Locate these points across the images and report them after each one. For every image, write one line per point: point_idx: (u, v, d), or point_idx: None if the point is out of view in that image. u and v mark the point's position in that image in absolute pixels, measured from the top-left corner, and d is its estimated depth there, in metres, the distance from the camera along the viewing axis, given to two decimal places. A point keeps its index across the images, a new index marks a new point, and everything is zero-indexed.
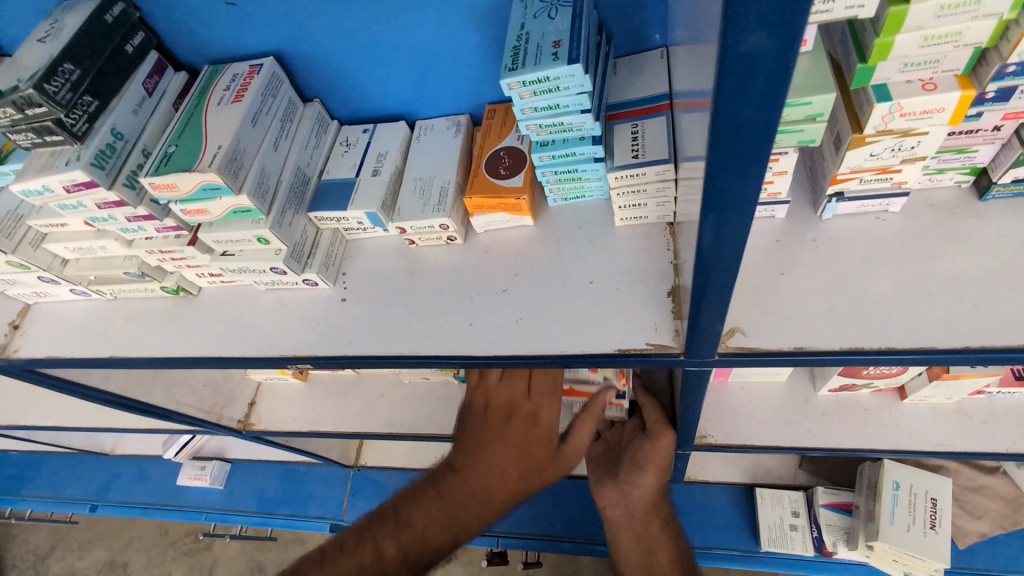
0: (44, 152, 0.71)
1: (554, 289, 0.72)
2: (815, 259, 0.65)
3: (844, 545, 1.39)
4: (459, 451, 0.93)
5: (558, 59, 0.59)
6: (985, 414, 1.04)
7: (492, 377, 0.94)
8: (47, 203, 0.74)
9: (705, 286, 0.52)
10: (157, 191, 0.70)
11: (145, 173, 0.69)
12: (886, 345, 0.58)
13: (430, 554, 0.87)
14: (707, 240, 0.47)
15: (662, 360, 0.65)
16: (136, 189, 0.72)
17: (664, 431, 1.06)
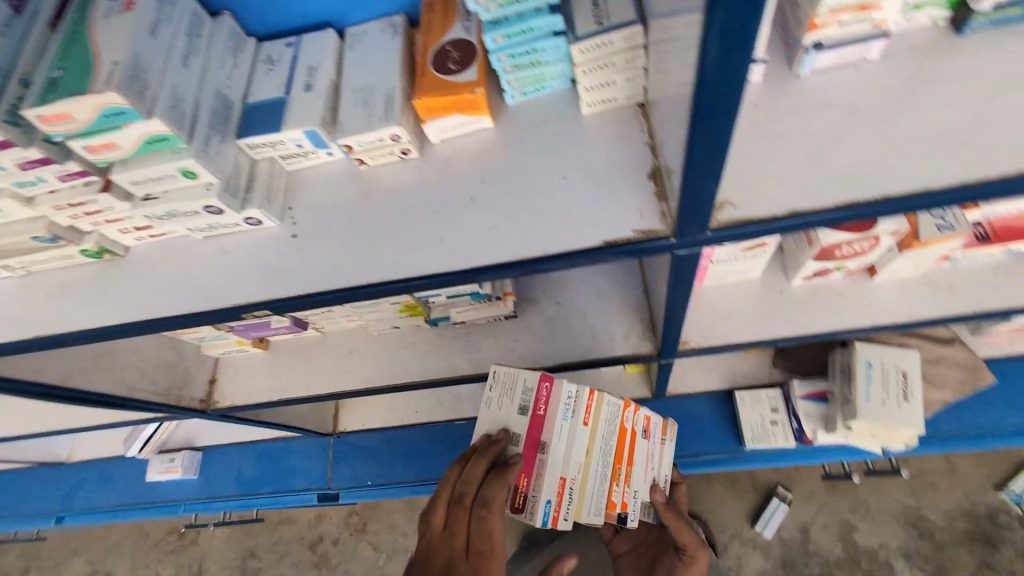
0: None
1: (526, 190, 0.66)
2: (795, 119, 0.62)
3: (822, 430, 1.46)
4: None
5: None
6: (949, 281, 1.08)
7: (433, 529, 0.96)
8: None
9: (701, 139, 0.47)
10: (47, 125, 0.59)
11: (27, 104, 0.57)
12: (883, 193, 0.55)
13: None
14: (704, 82, 0.42)
15: (652, 247, 0.61)
16: (23, 128, 0.61)
17: (701, 551, 1.25)
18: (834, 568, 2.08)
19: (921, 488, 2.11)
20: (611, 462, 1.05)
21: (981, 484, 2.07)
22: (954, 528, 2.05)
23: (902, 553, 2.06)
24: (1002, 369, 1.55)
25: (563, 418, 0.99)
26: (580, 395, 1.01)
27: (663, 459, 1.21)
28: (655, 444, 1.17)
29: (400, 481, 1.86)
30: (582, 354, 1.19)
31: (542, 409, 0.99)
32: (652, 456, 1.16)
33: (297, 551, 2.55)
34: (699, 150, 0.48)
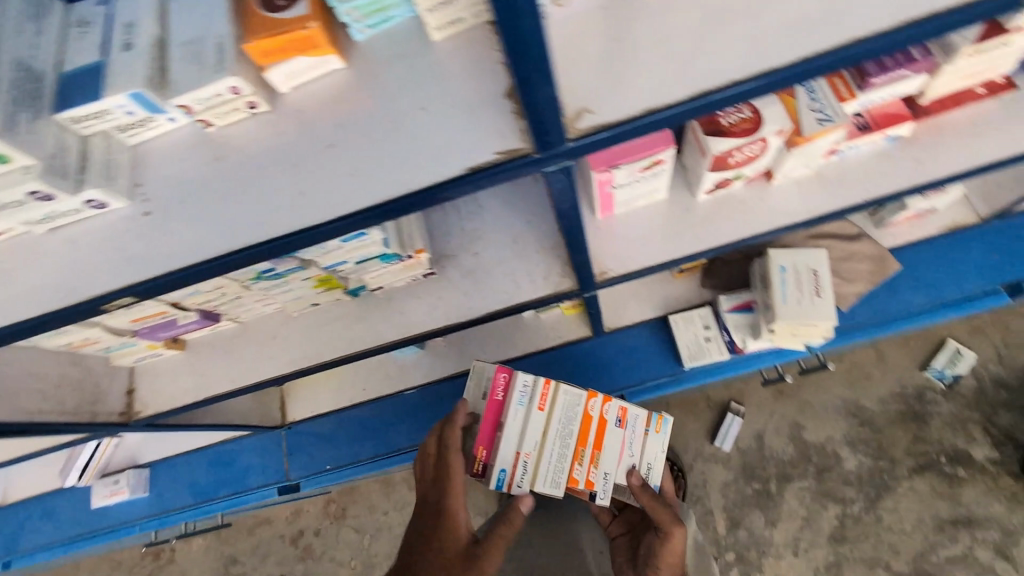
0: None
1: (385, 127, 0.63)
2: (643, 16, 0.61)
3: (751, 338, 1.52)
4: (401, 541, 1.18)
5: None
6: (838, 174, 1.13)
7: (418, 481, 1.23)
8: None
9: None
10: None
11: None
12: (729, 80, 0.56)
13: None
14: None
15: (516, 166, 0.59)
16: None
17: (677, 527, 1.26)
18: (789, 467, 2.21)
19: (857, 378, 2.23)
20: (571, 443, 1.21)
21: (908, 368, 2.21)
22: (889, 411, 2.18)
23: (846, 442, 2.19)
24: (907, 256, 1.64)
25: (518, 403, 1.19)
26: (535, 384, 1.21)
27: (646, 448, 1.32)
28: (634, 433, 1.30)
29: (359, 461, 1.84)
30: (505, 300, 1.19)
31: (502, 395, 1.20)
32: (630, 443, 1.29)
33: (280, 549, 2.53)
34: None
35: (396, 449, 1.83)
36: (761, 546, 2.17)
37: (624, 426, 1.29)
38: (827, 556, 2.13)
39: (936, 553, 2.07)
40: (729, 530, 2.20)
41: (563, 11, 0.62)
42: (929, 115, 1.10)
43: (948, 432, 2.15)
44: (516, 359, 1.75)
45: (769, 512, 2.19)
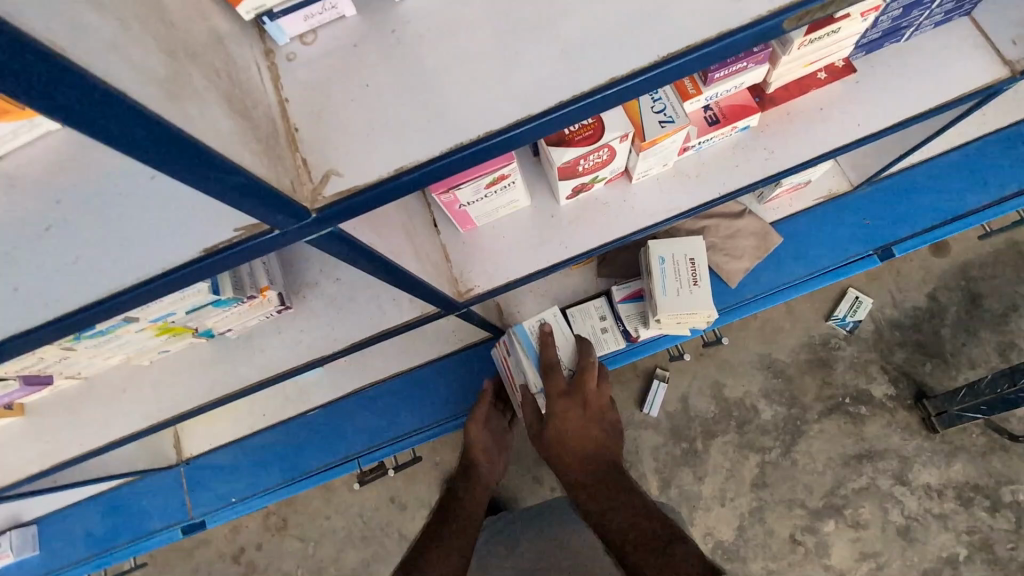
0: None
1: (111, 200, 0.53)
2: (393, 54, 0.54)
3: (642, 326, 1.53)
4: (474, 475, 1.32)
5: None
6: (698, 167, 1.12)
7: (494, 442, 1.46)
8: None
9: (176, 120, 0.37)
10: None
11: None
12: (487, 130, 0.51)
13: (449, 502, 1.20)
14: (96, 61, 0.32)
15: (260, 243, 0.55)
16: None
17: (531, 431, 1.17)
18: (712, 424, 2.25)
19: (769, 333, 2.28)
20: (505, 387, 1.40)
21: (815, 317, 2.27)
22: (800, 361, 2.25)
23: (762, 394, 2.25)
24: (789, 227, 1.68)
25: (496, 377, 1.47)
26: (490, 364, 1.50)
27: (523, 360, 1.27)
28: (517, 354, 1.29)
29: (264, 490, 1.75)
30: (369, 328, 1.12)
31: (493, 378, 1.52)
32: (517, 365, 1.30)
33: (220, 568, 2.44)
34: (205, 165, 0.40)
35: (305, 473, 1.75)
36: (691, 501, 2.20)
37: (511, 353, 1.33)
38: (750, 501, 2.17)
39: (844, 486, 2.14)
40: (662, 490, 2.22)
41: (310, 49, 0.55)
42: (776, 103, 1.09)
43: (851, 374, 2.22)
44: (421, 367, 1.71)
45: (698, 468, 2.22)
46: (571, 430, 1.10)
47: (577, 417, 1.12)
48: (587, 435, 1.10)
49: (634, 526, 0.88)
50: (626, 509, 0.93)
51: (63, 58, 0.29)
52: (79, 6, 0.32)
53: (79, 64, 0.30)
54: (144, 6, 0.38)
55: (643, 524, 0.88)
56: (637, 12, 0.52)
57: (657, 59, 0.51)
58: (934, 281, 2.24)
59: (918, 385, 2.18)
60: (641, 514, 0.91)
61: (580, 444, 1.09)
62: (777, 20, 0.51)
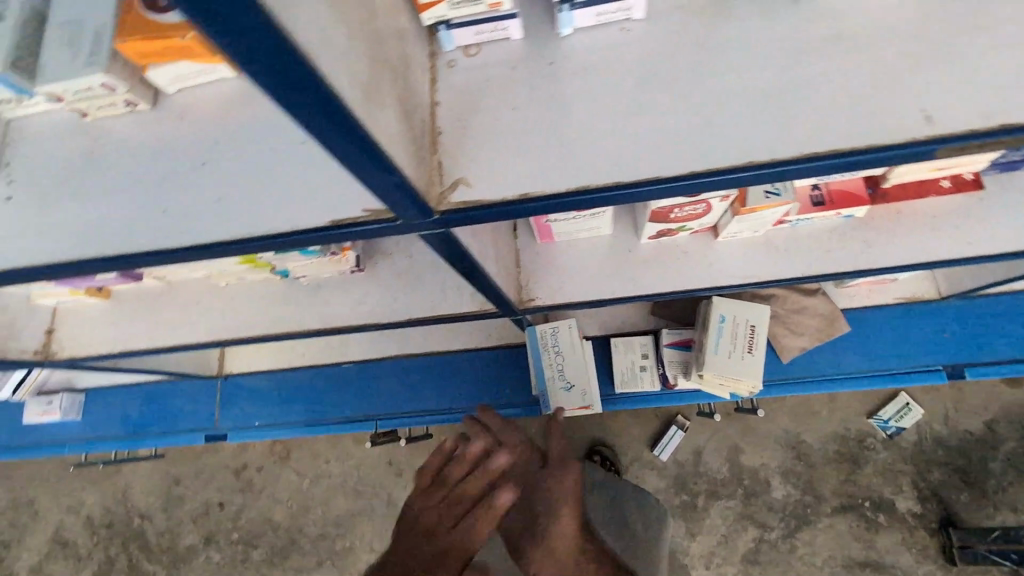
0: None
1: (261, 153, 0.59)
2: (549, 84, 0.57)
3: (682, 377, 1.51)
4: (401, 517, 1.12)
5: None
6: (789, 240, 1.10)
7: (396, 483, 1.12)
8: None
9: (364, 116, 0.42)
10: None
11: None
12: (616, 181, 0.53)
13: None
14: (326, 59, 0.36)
15: (382, 228, 0.58)
16: None
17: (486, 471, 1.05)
18: (719, 485, 2.21)
19: (805, 414, 2.22)
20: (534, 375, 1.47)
21: (855, 412, 2.18)
22: (829, 450, 2.17)
23: (779, 471, 2.18)
24: (860, 318, 1.62)
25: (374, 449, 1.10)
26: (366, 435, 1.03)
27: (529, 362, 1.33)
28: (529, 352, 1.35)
29: (285, 423, 1.85)
30: (428, 310, 1.17)
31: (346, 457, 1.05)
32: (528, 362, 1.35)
33: (223, 478, 2.60)
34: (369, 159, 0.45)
35: (325, 418, 1.84)
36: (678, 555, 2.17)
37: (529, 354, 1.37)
38: None
39: None
40: None
41: (471, 60, 0.59)
42: (888, 200, 1.06)
43: (878, 480, 2.12)
44: (457, 350, 1.77)
45: (692, 524, 2.19)
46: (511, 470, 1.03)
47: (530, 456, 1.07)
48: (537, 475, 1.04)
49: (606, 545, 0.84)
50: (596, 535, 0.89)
51: (298, 58, 0.33)
52: (322, 9, 0.37)
53: (312, 69, 0.35)
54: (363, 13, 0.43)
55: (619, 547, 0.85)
56: (797, 97, 0.52)
57: (801, 156, 0.50)
58: (995, 410, 2.11)
59: (949, 512, 2.06)
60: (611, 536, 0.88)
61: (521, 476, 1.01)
62: (930, 148, 0.49)
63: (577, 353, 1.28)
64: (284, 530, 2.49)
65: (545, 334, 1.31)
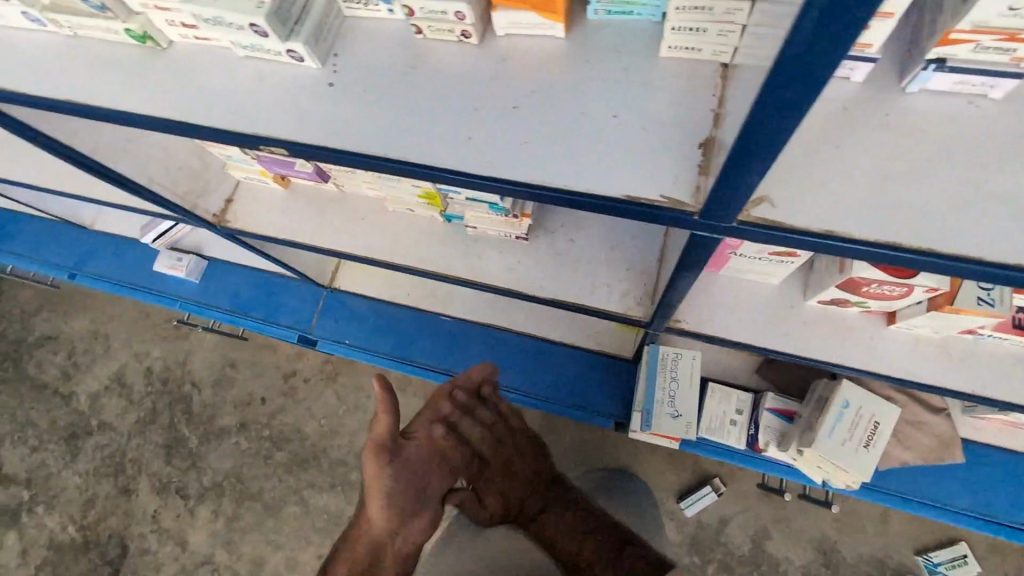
0: None
1: (573, 116, 0.64)
2: (878, 133, 0.57)
3: (775, 445, 1.48)
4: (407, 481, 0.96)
5: None
6: (964, 353, 1.06)
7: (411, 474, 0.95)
8: None
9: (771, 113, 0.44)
10: None
11: None
12: (924, 247, 0.53)
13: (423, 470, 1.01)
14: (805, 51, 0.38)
15: (671, 217, 0.59)
16: None
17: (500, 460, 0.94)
18: (735, 560, 2.15)
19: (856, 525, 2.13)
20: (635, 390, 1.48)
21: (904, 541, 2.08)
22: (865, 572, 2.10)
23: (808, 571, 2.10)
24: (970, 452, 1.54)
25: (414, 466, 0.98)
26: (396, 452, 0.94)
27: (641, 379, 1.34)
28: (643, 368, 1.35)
29: (371, 350, 1.94)
30: (575, 297, 1.19)
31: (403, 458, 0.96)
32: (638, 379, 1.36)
33: (272, 376, 2.67)
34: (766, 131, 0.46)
35: (408, 359, 1.92)
36: None
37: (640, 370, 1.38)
38: None
39: None
40: None
41: None
42: None
43: None
44: (551, 340, 1.79)
45: None
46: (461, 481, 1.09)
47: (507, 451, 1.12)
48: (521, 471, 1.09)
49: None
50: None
51: None
52: None
53: None
54: None
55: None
56: None
57: None
58: None
59: None
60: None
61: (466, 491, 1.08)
62: None
63: (691, 386, 1.29)
64: (308, 443, 2.57)
65: (666, 357, 1.31)
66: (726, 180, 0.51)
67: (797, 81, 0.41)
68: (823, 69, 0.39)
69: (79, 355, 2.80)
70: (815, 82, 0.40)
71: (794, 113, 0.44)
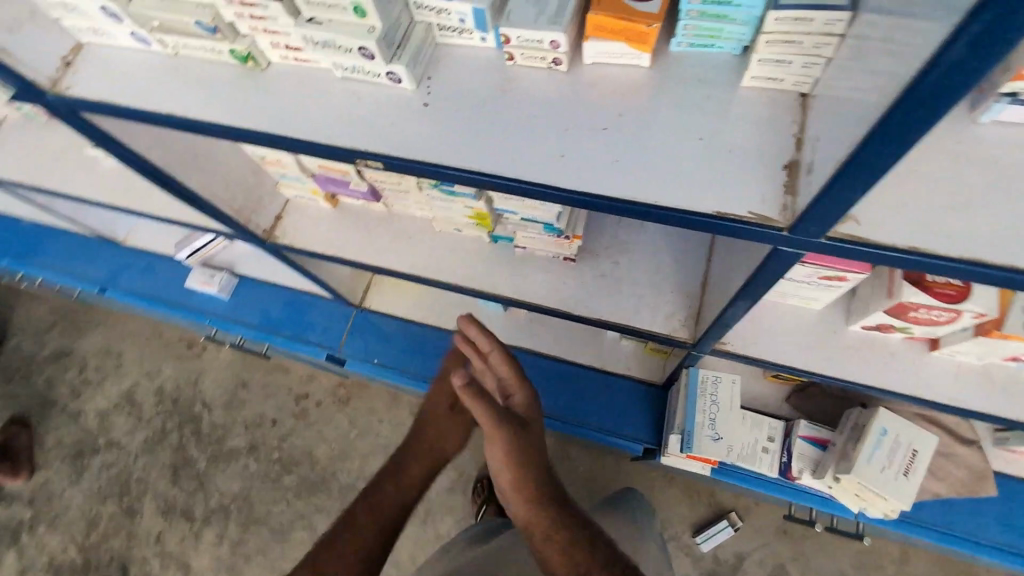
0: None
1: (661, 138, 0.68)
2: (955, 158, 0.62)
3: (809, 474, 1.46)
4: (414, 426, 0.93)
5: None
6: (1008, 381, 1.08)
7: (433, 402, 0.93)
8: None
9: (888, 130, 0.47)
10: None
11: None
12: (1009, 264, 0.57)
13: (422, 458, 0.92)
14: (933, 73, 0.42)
15: (759, 232, 0.63)
16: None
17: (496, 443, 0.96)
18: None
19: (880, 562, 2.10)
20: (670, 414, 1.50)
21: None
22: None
23: None
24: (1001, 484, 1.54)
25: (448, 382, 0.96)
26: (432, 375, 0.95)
27: (679, 401, 1.35)
28: (680, 390, 1.37)
29: (400, 370, 1.96)
30: (621, 318, 1.22)
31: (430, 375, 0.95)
32: (677, 401, 1.37)
33: (283, 399, 2.65)
34: (892, 141, 0.49)
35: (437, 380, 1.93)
36: None
37: (678, 393, 1.39)
38: None
39: None
40: None
41: None
42: None
43: None
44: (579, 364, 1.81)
45: None
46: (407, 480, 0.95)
47: (493, 454, 0.97)
48: (508, 474, 0.95)
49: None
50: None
51: None
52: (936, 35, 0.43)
53: None
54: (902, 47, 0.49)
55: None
56: None
57: None
58: None
59: None
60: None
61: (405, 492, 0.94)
62: None
63: (730, 409, 1.31)
64: (321, 468, 2.52)
65: (705, 379, 1.33)
66: (834, 191, 0.55)
67: (934, 94, 0.45)
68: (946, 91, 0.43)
69: (90, 372, 2.78)
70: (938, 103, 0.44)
71: (918, 126, 0.47)
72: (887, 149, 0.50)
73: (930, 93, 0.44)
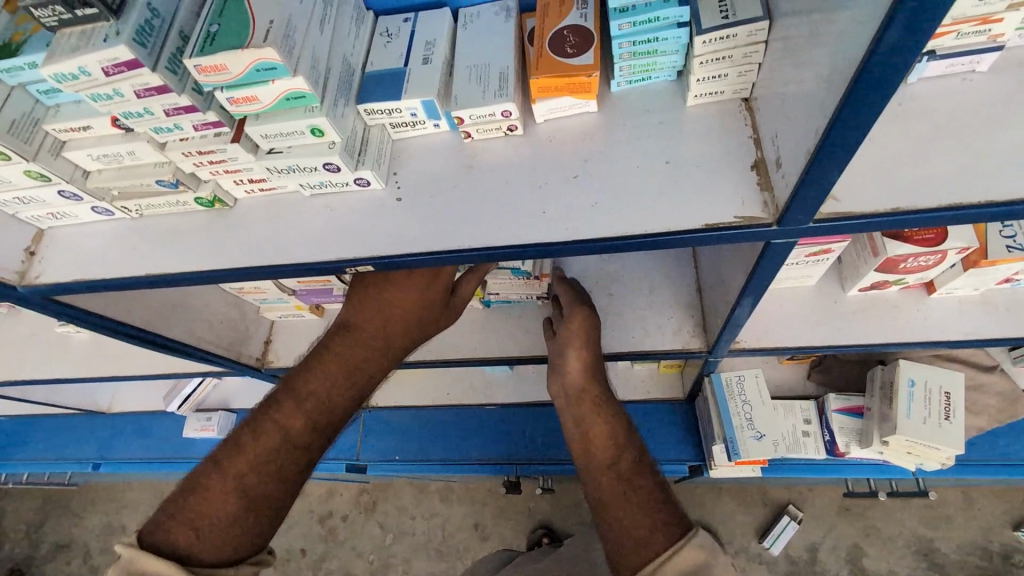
0: (72, 34, 0.63)
1: (630, 169, 0.71)
2: (901, 119, 0.66)
3: (856, 444, 1.45)
4: (353, 320, 0.99)
5: (661, 20, 0.68)
6: (1009, 302, 1.11)
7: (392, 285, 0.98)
8: (141, 126, 0.70)
9: (846, 115, 0.50)
10: (235, 106, 0.68)
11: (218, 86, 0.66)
12: (990, 198, 0.59)
13: (337, 411, 0.94)
14: (873, 58, 0.45)
15: (750, 232, 0.65)
16: (204, 95, 0.68)
17: (577, 313, 1.10)
18: None
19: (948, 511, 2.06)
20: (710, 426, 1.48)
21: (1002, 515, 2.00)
22: (967, 564, 2.07)
23: None
24: None
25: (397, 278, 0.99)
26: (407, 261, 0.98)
27: (714, 411, 1.35)
28: (709, 400, 1.37)
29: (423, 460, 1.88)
30: (631, 346, 1.21)
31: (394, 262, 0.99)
32: (711, 411, 1.38)
33: (308, 524, 2.50)
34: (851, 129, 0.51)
35: (462, 459, 1.86)
36: None
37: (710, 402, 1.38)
38: None
39: None
40: None
41: None
42: None
43: None
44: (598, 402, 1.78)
45: None
46: (337, 403, 0.94)
47: (571, 326, 1.09)
48: (575, 344, 1.08)
49: (647, 542, 0.79)
50: (620, 515, 0.84)
51: None
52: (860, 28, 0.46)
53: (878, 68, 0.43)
54: (825, 42, 0.53)
55: (656, 520, 0.81)
56: None
57: None
58: None
59: None
60: (635, 486, 0.88)
61: (331, 421, 0.94)
62: None
63: (764, 404, 1.30)
64: None
65: (729, 382, 1.33)
66: (810, 179, 0.57)
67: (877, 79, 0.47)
68: (890, 71, 0.46)
69: (96, 556, 2.58)
70: (885, 81, 0.47)
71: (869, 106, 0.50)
72: (849, 139, 0.52)
73: (865, 90, 0.47)
